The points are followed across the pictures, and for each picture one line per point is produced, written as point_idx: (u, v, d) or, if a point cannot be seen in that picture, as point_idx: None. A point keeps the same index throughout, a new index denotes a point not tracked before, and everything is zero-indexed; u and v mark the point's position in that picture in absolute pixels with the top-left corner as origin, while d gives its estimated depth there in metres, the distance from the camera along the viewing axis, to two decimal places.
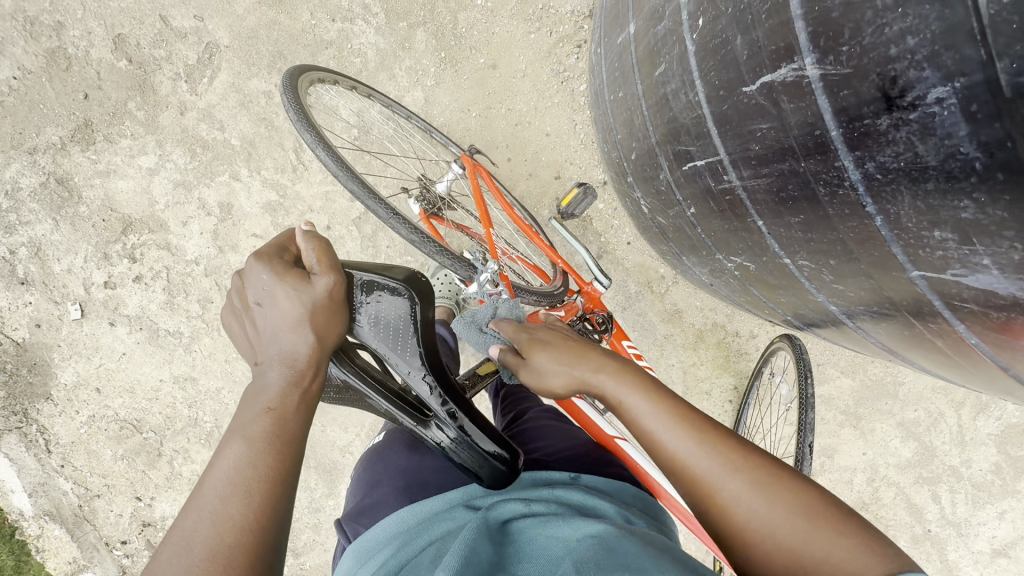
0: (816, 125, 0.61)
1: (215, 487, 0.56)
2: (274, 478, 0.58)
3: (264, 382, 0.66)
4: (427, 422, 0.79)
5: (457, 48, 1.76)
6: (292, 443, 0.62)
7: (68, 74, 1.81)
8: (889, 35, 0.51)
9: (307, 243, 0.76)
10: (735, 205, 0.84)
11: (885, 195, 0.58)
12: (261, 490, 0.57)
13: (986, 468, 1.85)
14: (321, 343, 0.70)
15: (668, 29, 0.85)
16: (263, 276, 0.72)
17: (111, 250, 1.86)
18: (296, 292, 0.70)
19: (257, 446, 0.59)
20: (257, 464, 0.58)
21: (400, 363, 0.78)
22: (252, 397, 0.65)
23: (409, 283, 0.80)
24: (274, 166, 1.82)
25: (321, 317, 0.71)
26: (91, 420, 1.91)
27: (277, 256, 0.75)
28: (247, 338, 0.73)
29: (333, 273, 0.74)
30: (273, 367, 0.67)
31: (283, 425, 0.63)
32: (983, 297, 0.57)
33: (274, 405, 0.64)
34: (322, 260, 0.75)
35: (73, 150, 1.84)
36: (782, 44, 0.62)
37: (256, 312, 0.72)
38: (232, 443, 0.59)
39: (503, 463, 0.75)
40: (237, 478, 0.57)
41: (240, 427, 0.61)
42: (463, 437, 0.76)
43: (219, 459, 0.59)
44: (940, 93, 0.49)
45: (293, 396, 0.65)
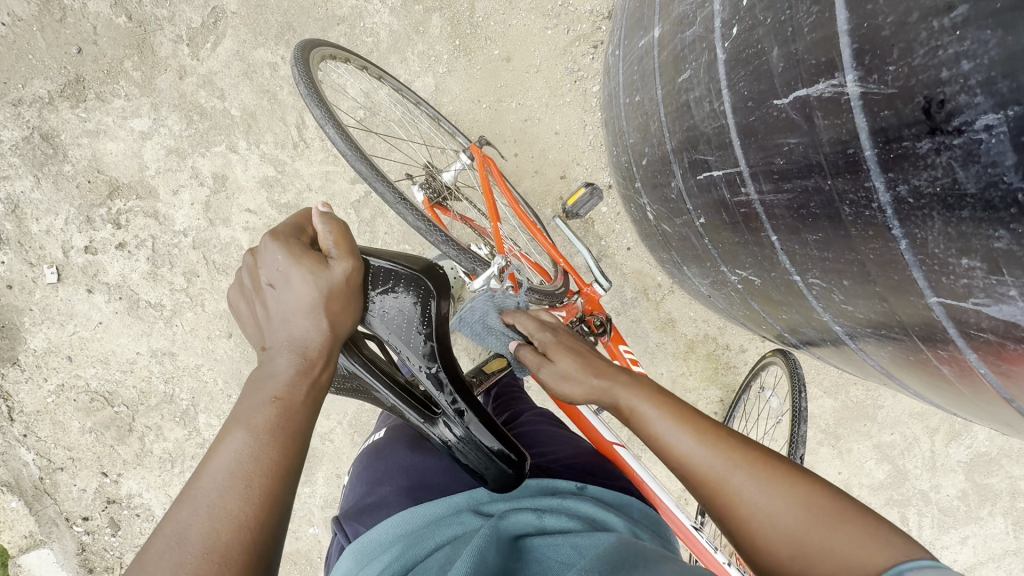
0: (849, 143, 0.60)
1: (215, 478, 0.53)
2: (277, 473, 0.55)
3: (272, 369, 0.63)
4: (434, 420, 0.77)
5: (472, 37, 1.73)
6: (298, 436, 0.59)
7: (61, 26, 1.73)
8: (942, 57, 0.51)
9: (325, 224, 0.73)
10: (751, 218, 0.83)
11: (915, 219, 0.58)
12: (262, 484, 0.54)
13: (953, 494, 1.90)
14: (333, 331, 0.68)
15: (697, 35, 0.84)
16: (278, 256, 0.69)
17: (94, 214, 1.78)
18: (312, 276, 0.68)
19: (261, 436, 0.56)
20: (260, 457, 0.55)
21: (410, 357, 0.76)
22: (258, 384, 0.62)
23: (424, 273, 0.78)
24: (274, 141, 1.77)
25: (336, 304, 0.69)
26: (60, 390, 1.83)
27: (294, 237, 0.72)
28: (257, 320, 0.71)
29: (351, 258, 0.72)
30: (282, 353, 0.65)
31: (290, 416, 0.59)
32: (1002, 327, 0.57)
33: (282, 395, 0.61)
34: (340, 244, 0.73)
35: (61, 106, 1.76)
36: (824, 59, 0.61)
37: (268, 293, 0.69)
38: (234, 432, 0.56)
39: (511, 467, 0.73)
40: (238, 470, 0.54)
41: (244, 414, 0.58)
42: (471, 437, 0.74)
43: (220, 448, 0.55)
44: (989, 120, 0.49)
45: (302, 386, 0.62)
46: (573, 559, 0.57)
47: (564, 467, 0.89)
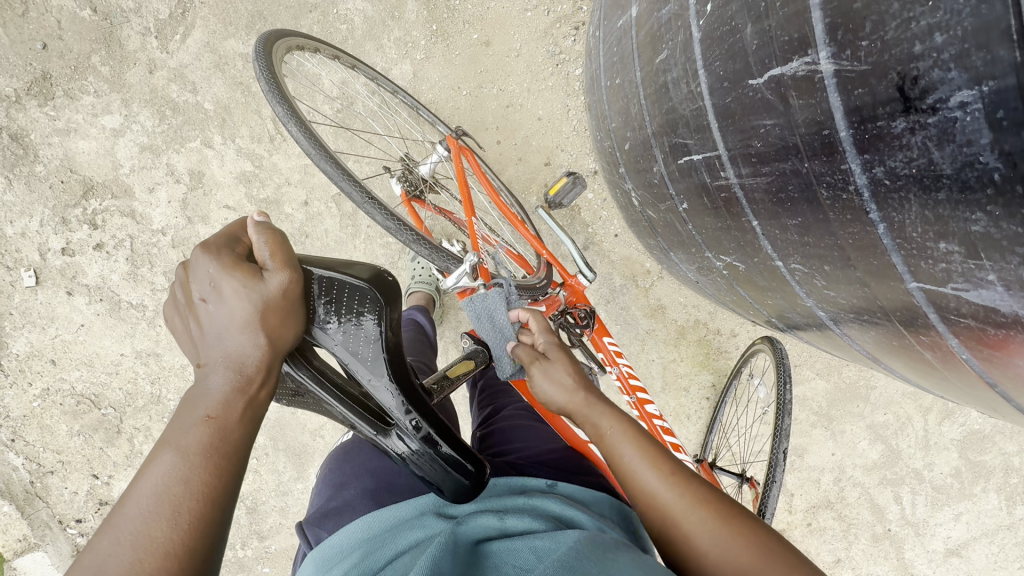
0: (824, 124, 0.58)
1: (140, 504, 0.52)
2: (206, 497, 0.54)
3: (205, 387, 0.61)
4: (388, 432, 0.73)
5: (450, 22, 1.68)
6: (231, 456, 0.57)
7: (25, 21, 1.68)
8: (915, 30, 0.48)
9: (259, 234, 0.69)
10: (731, 203, 0.81)
11: (892, 202, 0.56)
12: (192, 509, 0.53)
13: (947, 471, 1.90)
14: (274, 345, 0.64)
15: (673, 13, 0.81)
16: (208, 267, 0.65)
17: (70, 215, 1.75)
18: (245, 289, 0.64)
19: (190, 459, 0.55)
20: (189, 481, 0.54)
21: (362, 371, 0.73)
22: (191, 402, 0.60)
23: (374, 283, 0.74)
24: (250, 134, 1.73)
25: (273, 317, 0.65)
26: (45, 393, 1.82)
27: (227, 248, 0.68)
28: (191, 335, 0.66)
29: (287, 268, 0.68)
30: (217, 370, 0.62)
31: (223, 435, 0.58)
32: (982, 312, 0.55)
33: (215, 414, 0.58)
34: (276, 254, 0.68)
35: (29, 105, 1.71)
36: (796, 35, 0.58)
37: (200, 308, 0.65)
38: (164, 454, 0.55)
39: (467, 477, 0.71)
40: (165, 496, 0.52)
41: (173, 436, 0.56)
42: (427, 449, 0.71)
43: (148, 471, 0.54)
44: (964, 97, 0.46)
45: (236, 404, 0.60)
46: (531, 564, 0.57)
47: (535, 465, 0.89)
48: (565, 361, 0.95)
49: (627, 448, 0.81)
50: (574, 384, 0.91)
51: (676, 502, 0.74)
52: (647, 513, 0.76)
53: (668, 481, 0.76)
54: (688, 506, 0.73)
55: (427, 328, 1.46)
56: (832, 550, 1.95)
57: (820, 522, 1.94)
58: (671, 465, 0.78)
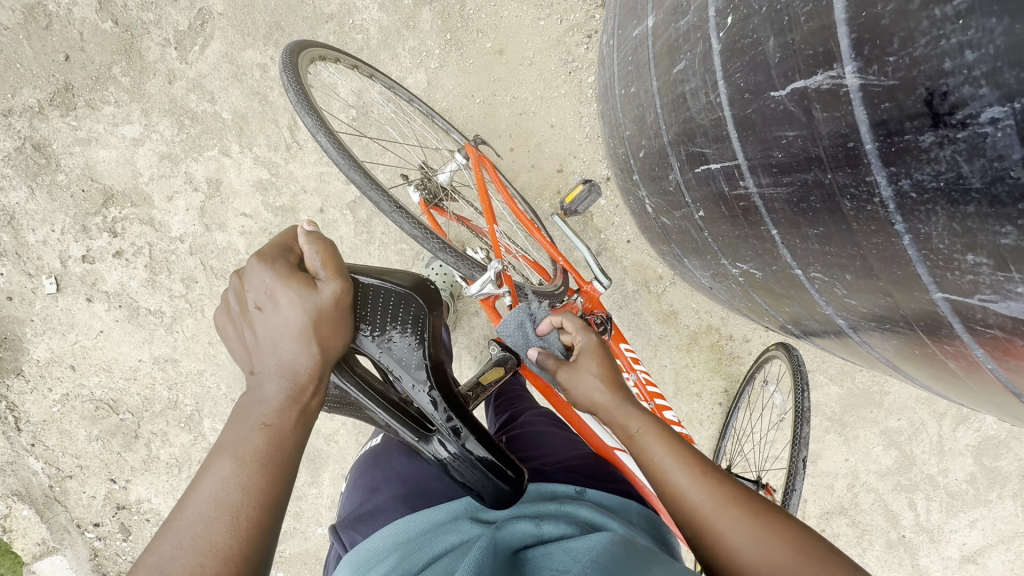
0: (850, 136, 0.58)
1: (200, 508, 0.52)
2: (264, 503, 0.54)
3: (260, 395, 0.62)
4: (429, 438, 0.72)
5: (463, 30, 1.70)
6: (286, 464, 0.58)
7: (48, 33, 1.71)
8: (945, 47, 0.49)
9: (312, 246, 0.72)
10: (750, 212, 0.82)
11: (918, 214, 0.56)
12: (250, 516, 0.53)
13: (962, 477, 1.88)
14: (325, 355, 0.66)
15: (692, 25, 0.82)
16: (264, 277, 0.67)
17: (90, 223, 1.78)
18: (299, 299, 0.66)
19: (248, 465, 0.55)
20: (247, 487, 0.54)
21: (404, 376, 0.74)
22: (245, 409, 0.61)
23: (415, 289, 0.79)
24: (267, 143, 1.75)
25: (325, 327, 0.67)
26: (65, 399, 1.84)
27: (280, 258, 0.70)
28: (242, 344, 0.68)
29: (340, 279, 0.70)
30: (271, 378, 0.63)
31: (278, 442, 0.59)
32: (1009, 324, 0.56)
33: (270, 422, 0.59)
34: (328, 265, 0.71)
35: (51, 115, 1.74)
36: (821, 49, 0.59)
37: (254, 316, 0.67)
38: (221, 459, 0.56)
39: (507, 483, 0.69)
40: (224, 501, 0.53)
41: (230, 441, 0.57)
42: (466, 454, 0.70)
43: (206, 476, 0.55)
44: (995, 113, 0.47)
45: (291, 412, 0.61)
46: (565, 564, 0.57)
47: (560, 470, 0.90)
48: (595, 358, 0.97)
49: (657, 447, 0.81)
50: (607, 381, 0.93)
51: (709, 501, 0.73)
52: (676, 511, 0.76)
53: (700, 482, 0.75)
54: (720, 506, 0.72)
55: None
56: None
57: (833, 528, 1.93)
58: (701, 465, 0.77)
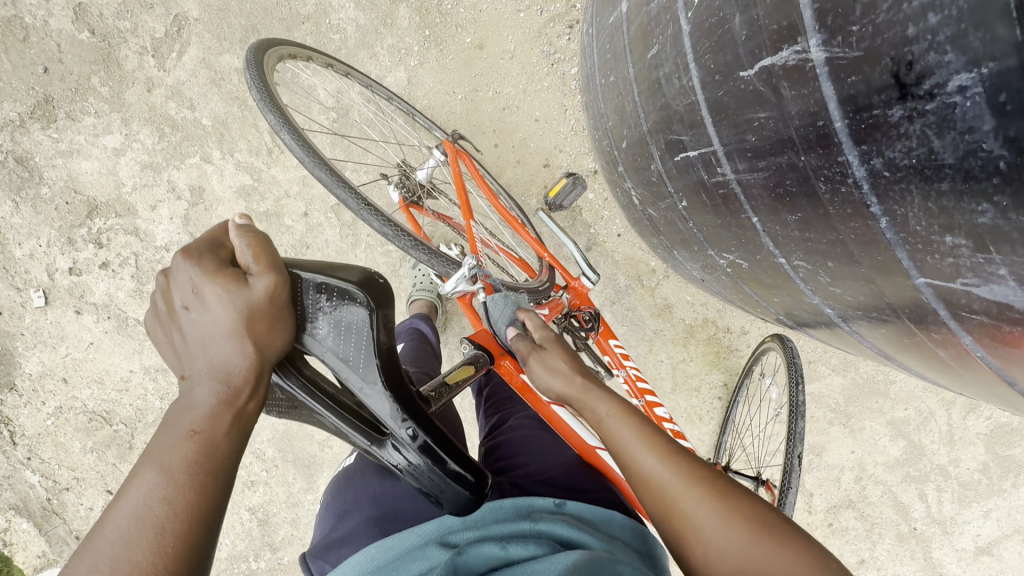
0: (818, 115, 0.55)
1: (121, 526, 0.51)
2: (191, 515, 0.52)
3: (191, 400, 0.60)
4: (383, 442, 0.70)
5: (442, 26, 1.67)
6: (218, 472, 0.56)
7: (26, 46, 1.71)
8: (908, 12, 0.45)
9: (241, 239, 0.68)
10: (729, 199, 0.78)
11: (893, 194, 0.53)
12: (176, 529, 0.51)
13: (973, 467, 1.83)
14: (260, 355, 0.63)
15: (662, 7, 0.78)
16: (190, 275, 0.65)
17: (76, 235, 1.78)
18: (228, 297, 0.63)
19: (174, 476, 0.53)
20: (172, 500, 0.52)
21: (354, 379, 0.70)
22: (176, 416, 0.59)
23: (364, 286, 0.71)
24: (248, 148, 1.74)
25: (259, 324, 0.64)
26: (59, 411, 1.85)
27: (208, 253, 0.67)
28: (174, 348, 0.66)
29: (272, 272, 0.67)
30: (202, 383, 0.61)
31: (209, 450, 0.56)
32: (995, 309, 0.52)
33: (200, 429, 0.57)
34: (259, 258, 0.68)
35: (33, 128, 1.75)
36: (785, 23, 0.55)
37: (183, 317, 0.65)
38: (146, 472, 0.54)
39: (468, 488, 0.69)
40: (146, 515, 0.51)
41: (157, 453, 0.55)
42: (421, 461, 0.68)
43: (130, 490, 0.53)
44: (963, 80, 0.43)
45: (223, 417, 0.59)
46: None
47: (536, 483, 0.88)
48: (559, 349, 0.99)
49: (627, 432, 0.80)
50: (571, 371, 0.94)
51: (679, 486, 0.72)
52: (648, 499, 0.75)
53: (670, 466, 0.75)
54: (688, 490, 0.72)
55: (431, 335, 1.46)
56: (855, 550, 1.89)
57: (841, 522, 1.89)
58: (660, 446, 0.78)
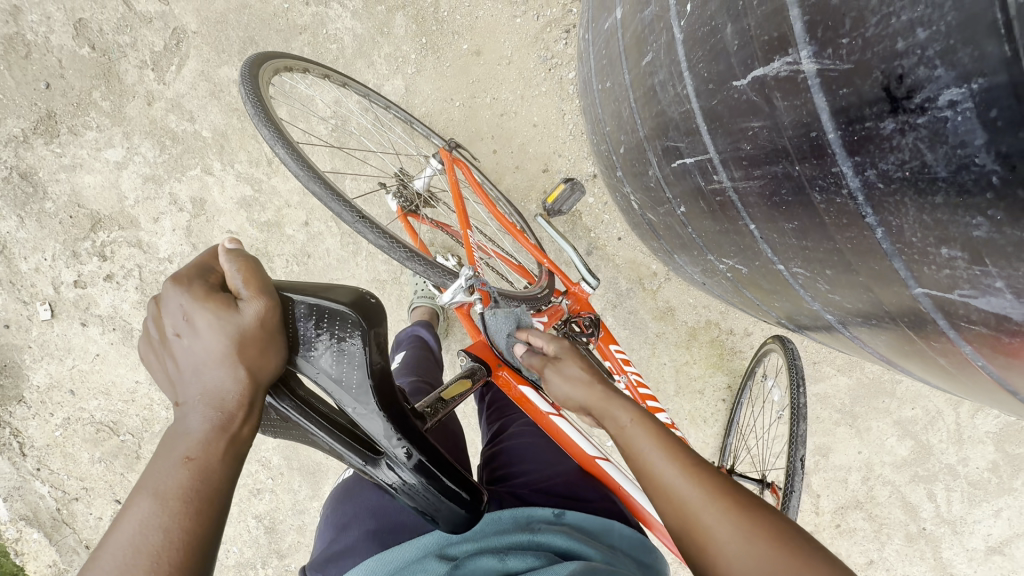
0: (811, 126, 0.54)
1: (117, 555, 0.51)
2: (187, 543, 0.53)
3: (185, 427, 0.60)
4: (377, 462, 0.70)
5: (439, 33, 1.67)
6: (213, 498, 0.56)
7: (28, 62, 1.73)
8: (896, 25, 0.45)
9: (231, 264, 0.68)
10: (726, 207, 0.77)
11: (888, 206, 0.52)
12: (172, 558, 0.52)
13: (983, 466, 1.81)
14: (253, 380, 0.63)
15: (655, 15, 0.78)
16: (180, 301, 0.65)
17: (80, 248, 1.80)
18: (219, 323, 0.64)
19: (169, 504, 0.54)
20: (168, 528, 0.53)
21: (347, 400, 0.69)
22: (170, 443, 0.60)
23: (356, 307, 0.70)
24: (248, 159, 1.75)
25: (252, 348, 0.64)
26: (67, 423, 1.87)
27: (199, 278, 0.67)
28: (167, 374, 0.66)
29: (263, 296, 0.67)
30: (196, 410, 0.61)
31: (203, 478, 0.57)
32: (993, 319, 0.51)
33: (195, 456, 0.58)
34: (250, 282, 0.68)
35: (36, 143, 1.77)
36: (776, 34, 0.55)
37: (175, 343, 0.65)
38: (141, 501, 0.54)
39: (463, 506, 0.69)
40: (143, 545, 0.52)
41: (152, 480, 0.56)
42: (416, 480, 0.68)
43: (125, 520, 0.53)
44: (953, 95, 0.43)
45: (217, 444, 0.59)
46: None
47: (536, 494, 0.87)
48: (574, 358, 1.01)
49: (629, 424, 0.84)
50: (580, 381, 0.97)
51: (697, 496, 0.70)
52: (666, 511, 0.73)
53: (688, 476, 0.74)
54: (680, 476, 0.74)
55: (432, 342, 1.47)
56: (864, 551, 1.88)
57: (849, 523, 1.87)
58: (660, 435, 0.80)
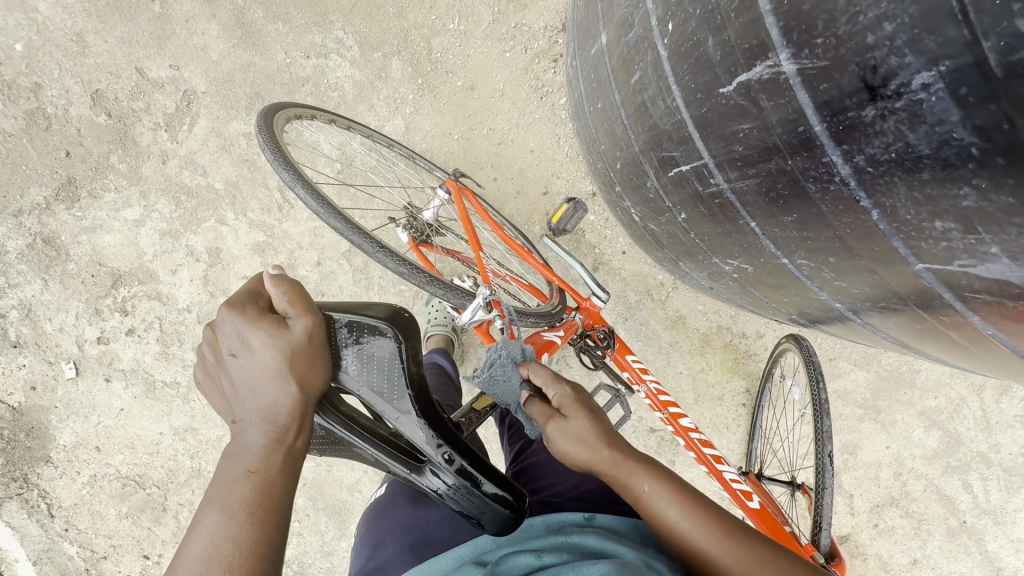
0: (798, 121, 0.58)
1: (191, 565, 0.54)
2: (256, 552, 0.55)
3: (244, 443, 0.64)
4: (421, 468, 0.74)
5: (433, 73, 1.76)
6: (276, 508, 0.59)
7: (49, 134, 1.82)
8: (864, 23, 0.49)
9: (278, 286, 0.73)
10: (726, 208, 0.81)
11: (879, 187, 0.55)
12: (242, 566, 0.54)
13: (1016, 451, 1.78)
14: (305, 394, 0.67)
15: (639, 36, 0.83)
16: (234, 324, 0.69)
17: (102, 305, 1.85)
18: (273, 341, 0.68)
19: (237, 516, 0.57)
20: (237, 538, 0.56)
21: (389, 409, 0.75)
22: (231, 459, 0.63)
23: (392, 321, 0.76)
24: (260, 206, 1.82)
25: (302, 364, 0.69)
26: (93, 480, 1.88)
27: (250, 302, 0.72)
28: (222, 394, 0.70)
29: (310, 314, 0.72)
30: (253, 426, 0.65)
31: (265, 489, 0.60)
32: (996, 287, 0.53)
33: (256, 468, 0.61)
34: (296, 303, 0.72)
35: (58, 209, 1.84)
36: (755, 41, 0.59)
37: (230, 363, 0.69)
38: (210, 514, 0.57)
39: (507, 508, 0.72)
40: (215, 554, 0.54)
41: (217, 493, 0.59)
42: (460, 483, 0.72)
43: (196, 531, 0.56)
44: (925, 79, 0.47)
45: (276, 456, 0.63)
46: None
47: (566, 500, 0.89)
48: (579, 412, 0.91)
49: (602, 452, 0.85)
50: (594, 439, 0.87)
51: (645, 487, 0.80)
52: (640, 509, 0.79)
53: (640, 466, 0.82)
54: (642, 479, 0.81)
55: (451, 371, 1.48)
56: (906, 551, 1.82)
57: (887, 522, 1.83)
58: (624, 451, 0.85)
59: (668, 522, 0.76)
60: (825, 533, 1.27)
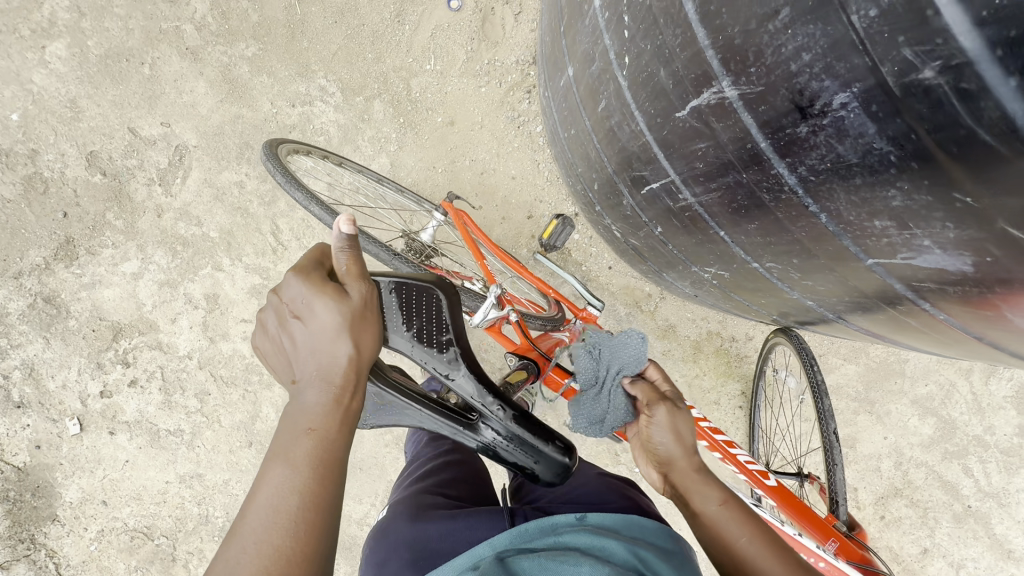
0: (745, 139, 0.64)
1: (260, 515, 0.60)
2: (318, 507, 0.61)
3: (304, 402, 0.68)
4: (474, 424, 0.84)
5: (414, 111, 1.84)
6: (334, 466, 0.65)
7: (45, 196, 1.87)
8: (787, 53, 0.55)
9: (339, 247, 0.75)
10: (696, 220, 0.86)
11: (822, 194, 0.61)
12: (306, 519, 0.60)
13: (1011, 432, 1.81)
14: (361, 358, 0.71)
15: (601, 69, 0.89)
16: (297, 286, 0.72)
17: (103, 359, 1.88)
18: (335, 305, 0.71)
19: (301, 471, 0.63)
20: (299, 492, 0.61)
21: (440, 368, 0.85)
22: (292, 416, 0.68)
23: (437, 285, 0.89)
24: (254, 251, 1.87)
25: (360, 329, 0.73)
26: (101, 535, 1.87)
27: (311, 264, 0.75)
28: (281, 350, 0.74)
29: (364, 281, 0.75)
30: (312, 385, 0.69)
31: (324, 447, 0.65)
32: (937, 275, 0.58)
33: (316, 427, 0.66)
34: (354, 268, 0.75)
35: (57, 268, 1.88)
36: (699, 71, 0.65)
37: (291, 323, 0.73)
38: (277, 468, 0.63)
39: (562, 450, 0.84)
40: (280, 506, 0.60)
41: (282, 449, 0.64)
42: (511, 431, 0.84)
43: (263, 484, 0.62)
44: (843, 98, 0.53)
45: (334, 416, 0.67)
46: None
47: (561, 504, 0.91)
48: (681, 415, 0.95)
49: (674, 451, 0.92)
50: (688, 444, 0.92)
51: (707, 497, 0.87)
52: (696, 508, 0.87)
53: (705, 479, 0.89)
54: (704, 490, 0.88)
55: None
56: (916, 540, 1.84)
57: (893, 513, 1.85)
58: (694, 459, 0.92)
59: (724, 535, 0.84)
60: (843, 508, 1.34)
